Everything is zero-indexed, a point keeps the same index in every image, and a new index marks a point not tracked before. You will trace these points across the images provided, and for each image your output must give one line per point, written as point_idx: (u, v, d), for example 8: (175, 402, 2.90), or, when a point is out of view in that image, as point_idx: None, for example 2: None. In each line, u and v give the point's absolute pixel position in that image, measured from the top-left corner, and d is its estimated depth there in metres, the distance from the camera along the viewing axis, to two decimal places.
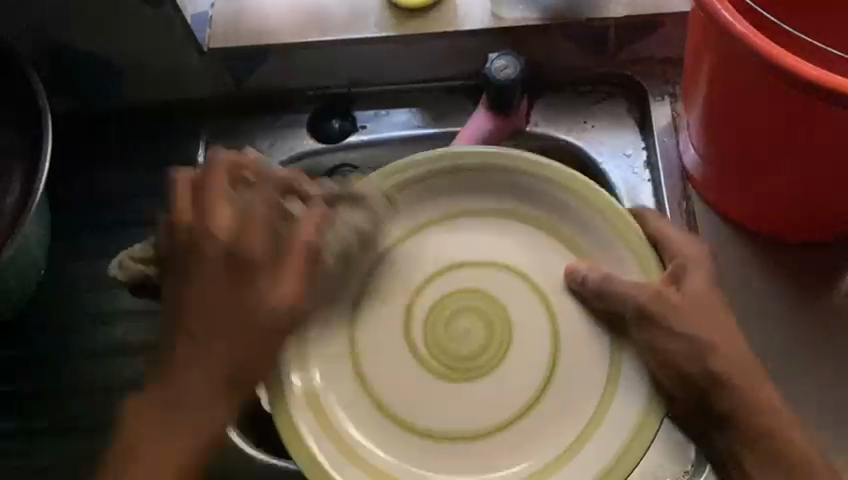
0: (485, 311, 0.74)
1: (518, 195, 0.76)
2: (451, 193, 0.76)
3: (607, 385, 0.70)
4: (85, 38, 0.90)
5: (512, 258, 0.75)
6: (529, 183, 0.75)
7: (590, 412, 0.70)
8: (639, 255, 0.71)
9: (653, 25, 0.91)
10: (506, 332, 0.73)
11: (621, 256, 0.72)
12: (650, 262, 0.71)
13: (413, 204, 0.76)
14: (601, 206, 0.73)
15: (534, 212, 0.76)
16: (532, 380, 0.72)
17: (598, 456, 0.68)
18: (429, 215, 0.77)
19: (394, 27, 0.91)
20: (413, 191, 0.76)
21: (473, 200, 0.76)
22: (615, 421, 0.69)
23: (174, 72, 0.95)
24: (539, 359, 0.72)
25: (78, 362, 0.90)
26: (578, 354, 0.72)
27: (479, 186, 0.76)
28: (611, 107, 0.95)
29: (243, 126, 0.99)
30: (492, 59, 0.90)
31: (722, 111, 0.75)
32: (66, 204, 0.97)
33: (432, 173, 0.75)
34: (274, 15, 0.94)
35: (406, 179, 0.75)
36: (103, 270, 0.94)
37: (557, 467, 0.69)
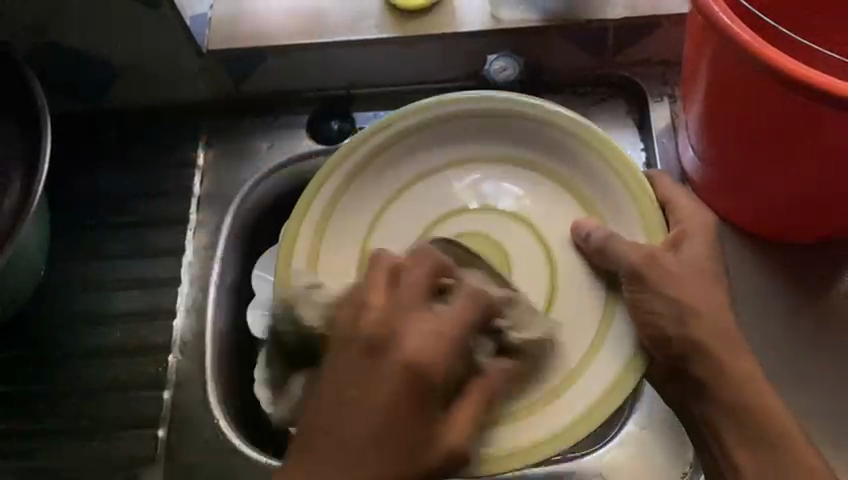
0: (488, 250, 0.79)
1: (528, 145, 0.81)
2: (452, 142, 0.82)
3: (599, 326, 0.74)
4: (84, 39, 0.90)
5: (525, 208, 0.80)
6: (559, 134, 0.79)
7: (585, 345, 0.74)
8: (646, 212, 0.75)
9: (651, 26, 0.90)
10: (507, 266, 0.78)
11: (625, 204, 0.76)
12: (656, 223, 0.74)
13: (403, 158, 0.82)
14: (620, 169, 0.77)
15: (559, 170, 0.80)
16: (530, 331, 0.74)
17: (585, 394, 0.71)
18: (417, 170, 0.82)
19: (394, 29, 0.91)
20: (419, 138, 0.81)
21: (481, 147, 0.82)
22: (599, 370, 0.72)
23: (174, 73, 0.95)
24: (537, 299, 0.76)
25: (77, 363, 0.90)
26: (580, 308, 0.75)
27: (489, 133, 0.82)
28: (610, 107, 0.95)
29: (243, 127, 0.99)
30: (490, 60, 0.94)
31: (720, 114, 0.75)
32: (65, 205, 0.97)
33: (440, 121, 0.81)
34: (274, 17, 0.94)
35: (409, 126, 0.81)
36: (102, 272, 0.94)
37: (552, 409, 0.71)
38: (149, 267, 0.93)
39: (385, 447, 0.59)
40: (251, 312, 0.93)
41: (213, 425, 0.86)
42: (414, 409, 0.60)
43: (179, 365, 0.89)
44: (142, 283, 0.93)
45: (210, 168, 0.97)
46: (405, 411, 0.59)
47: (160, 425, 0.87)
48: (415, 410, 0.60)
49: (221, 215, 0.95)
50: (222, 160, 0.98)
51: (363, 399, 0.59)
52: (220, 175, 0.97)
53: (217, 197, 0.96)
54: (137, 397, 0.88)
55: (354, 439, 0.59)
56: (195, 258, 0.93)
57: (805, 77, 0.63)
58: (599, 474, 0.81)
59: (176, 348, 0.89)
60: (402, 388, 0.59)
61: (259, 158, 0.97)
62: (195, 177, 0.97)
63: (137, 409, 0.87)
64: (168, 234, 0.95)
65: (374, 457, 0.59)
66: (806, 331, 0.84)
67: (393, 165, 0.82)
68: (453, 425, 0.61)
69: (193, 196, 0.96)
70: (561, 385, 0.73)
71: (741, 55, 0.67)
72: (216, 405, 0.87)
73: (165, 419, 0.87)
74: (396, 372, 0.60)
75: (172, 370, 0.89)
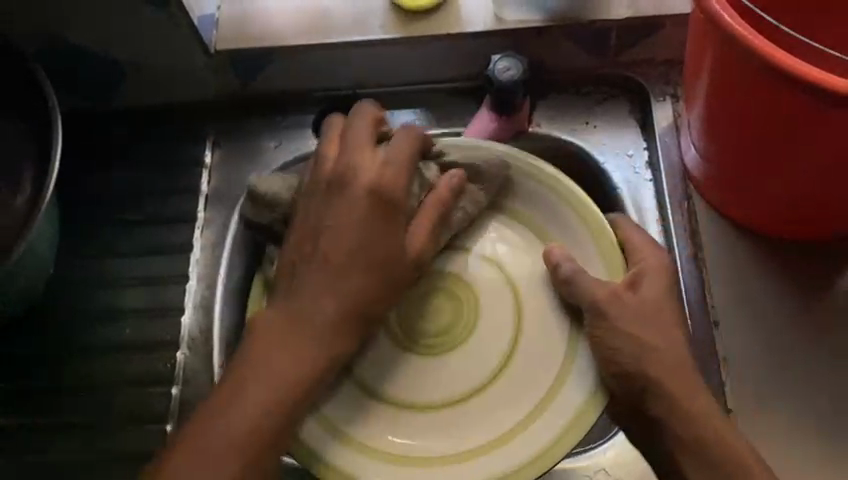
0: (455, 292, 0.78)
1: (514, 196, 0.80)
2: None
3: (560, 374, 0.74)
4: (92, 40, 0.91)
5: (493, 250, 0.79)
6: (523, 185, 0.79)
7: (538, 396, 0.74)
8: (607, 254, 0.76)
9: (652, 26, 0.91)
10: (474, 312, 0.78)
11: (590, 254, 0.76)
12: (617, 262, 0.75)
13: None
14: (583, 213, 0.77)
15: (535, 217, 0.80)
16: (489, 365, 0.76)
17: (546, 427, 0.72)
18: None
19: (399, 29, 0.92)
20: None
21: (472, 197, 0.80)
22: (560, 406, 0.73)
23: (180, 73, 0.96)
24: (502, 336, 0.77)
25: (84, 359, 0.91)
26: (541, 336, 0.76)
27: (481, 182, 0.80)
28: (611, 107, 0.96)
29: (249, 126, 1.00)
30: (495, 60, 0.90)
31: (724, 114, 0.76)
32: (72, 203, 0.99)
33: None
34: (280, 17, 0.95)
35: None
36: (110, 269, 0.95)
37: (505, 441, 0.73)
38: (156, 265, 0.94)
39: (374, 301, 0.70)
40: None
41: None
42: (383, 222, 0.71)
43: (186, 362, 0.90)
44: (150, 280, 0.94)
45: (218, 166, 0.99)
46: (373, 220, 0.71)
47: (167, 421, 0.87)
48: (386, 224, 0.71)
49: (228, 212, 0.96)
50: (230, 159, 0.99)
51: (346, 242, 0.70)
52: (228, 174, 0.98)
53: (225, 195, 0.97)
54: (144, 393, 0.89)
55: (336, 307, 0.69)
56: (203, 254, 0.95)
57: (803, 75, 0.64)
58: (601, 470, 0.82)
59: (183, 344, 0.91)
60: (365, 205, 0.71)
61: (266, 157, 0.98)
62: (202, 175, 0.98)
63: (144, 405, 0.88)
64: (174, 232, 0.96)
65: (364, 295, 0.70)
66: (808, 328, 0.85)
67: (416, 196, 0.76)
68: (417, 236, 0.72)
69: (200, 193, 0.97)
70: (514, 426, 0.73)
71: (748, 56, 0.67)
72: None
73: (172, 415, 0.88)
74: (358, 193, 0.71)
75: (179, 367, 0.90)
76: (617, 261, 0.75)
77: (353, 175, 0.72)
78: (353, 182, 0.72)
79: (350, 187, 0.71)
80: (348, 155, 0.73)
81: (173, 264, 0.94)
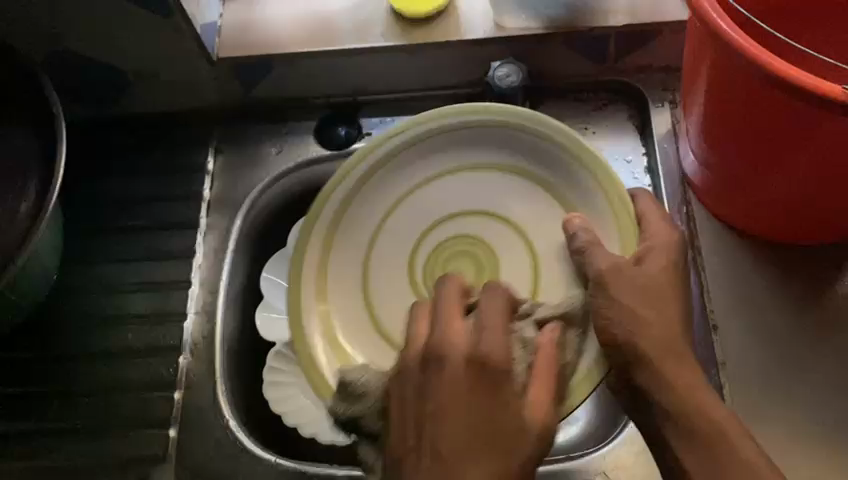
0: (476, 254, 0.81)
1: (524, 155, 0.83)
2: (434, 157, 0.84)
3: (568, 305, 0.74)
4: (96, 46, 0.92)
5: (506, 209, 0.82)
6: (544, 147, 0.81)
7: None
8: (620, 225, 0.76)
9: (652, 33, 0.92)
10: (494, 266, 0.80)
11: (607, 226, 0.76)
12: (631, 241, 0.74)
13: (403, 168, 0.85)
14: (605, 183, 0.78)
15: (550, 178, 0.82)
16: None
17: None
18: (406, 186, 0.84)
19: (400, 37, 0.93)
20: (409, 151, 0.84)
21: (471, 157, 0.84)
22: None
23: (184, 80, 0.97)
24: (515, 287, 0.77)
25: (88, 364, 0.91)
26: (549, 288, 0.76)
27: (479, 142, 0.84)
28: (611, 113, 0.98)
29: (252, 132, 1.01)
30: (494, 66, 0.93)
31: (722, 120, 0.77)
32: (77, 209, 1.00)
33: (420, 139, 0.84)
34: (282, 25, 0.96)
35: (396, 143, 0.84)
36: (113, 274, 0.95)
37: None
38: (159, 270, 0.95)
39: (479, 439, 0.63)
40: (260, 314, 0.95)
41: (223, 425, 0.88)
42: (492, 391, 0.64)
43: (189, 366, 0.91)
44: (153, 285, 0.95)
45: (220, 172, 1.00)
46: (470, 392, 0.63)
47: (170, 425, 0.88)
48: (495, 396, 0.64)
49: (231, 218, 0.97)
50: (232, 166, 1.00)
51: (458, 417, 0.63)
52: (230, 180, 0.99)
53: (227, 201, 0.98)
54: (147, 397, 0.90)
55: (443, 443, 0.63)
56: (205, 260, 0.95)
57: (792, 77, 0.65)
58: (601, 472, 0.82)
59: (186, 348, 0.91)
60: (464, 375, 0.64)
61: (267, 163, 0.99)
62: (205, 181, 0.99)
63: (147, 410, 0.89)
64: (177, 237, 0.97)
65: (475, 456, 0.62)
66: (806, 333, 0.85)
67: (399, 171, 0.84)
68: (535, 407, 0.64)
69: (203, 200, 0.98)
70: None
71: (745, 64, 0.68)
72: (226, 406, 0.89)
73: (175, 419, 0.88)
74: (459, 370, 0.64)
75: (182, 371, 0.90)
76: (631, 242, 0.74)
77: (452, 350, 0.65)
78: (444, 353, 0.65)
79: (446, 362, 0.65)
80: (474, 331, 0.66)
81: (176, 270, 0.95)
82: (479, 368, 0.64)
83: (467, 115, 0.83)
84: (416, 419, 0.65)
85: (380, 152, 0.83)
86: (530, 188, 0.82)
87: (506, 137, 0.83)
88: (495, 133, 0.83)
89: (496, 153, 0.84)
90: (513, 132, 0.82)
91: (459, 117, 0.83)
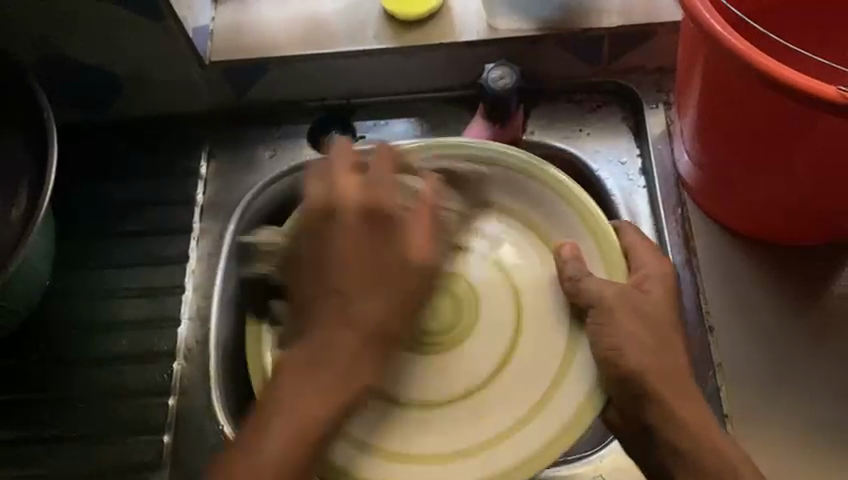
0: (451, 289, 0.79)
1: (504, 191, 0.82)
2: None
3: (565, 359, 0.75)
4: (88, 51, 0.91)
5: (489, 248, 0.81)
6: (521, 181, 0.81)
7: (538, 393, 0.75)
8: (607, 254, 0.76)
9: (644, 34, 0.92)
10: (474, 312, 0.78)
11: (592, 253, 0.77)
12: (617, 263, 0.76)
13: None
14: (573, 201, 0.79)
15: (530, 213, 0.81)
16: (491, 357, 0.77)
17: (541, 433, 0.73)
18: None
19: (393, 40, 0.93)
20: None
21: None
22: (559, 404, 0.73)
23: (175, 84, 0.96)
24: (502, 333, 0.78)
25: (81, 370, 0.91)
26: (545, 335, 0.77)
27: None
28: (606, 115, 0.97)
29: (245, 135, 1.01)
30: (489, 69, 0.91)
31: (716, 120, 0.77)
32: (69, 214, 0.99)
33: None
34: (274, 28, 0.95)
35: None
36: (106, 280, 0.95)
37: (519, 428, 0.73)
38: (152, 276, 0.95)
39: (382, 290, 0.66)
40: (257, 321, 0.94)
41: (218, 431, 0.87)
42: (370, 234, 0.67)
43: (183, 372, 0.90)
44: (147, 291, 0.94)
45: (213, 176, 0.99)
46: (366, 238, 0.66)
47: (164, 431, 0.88)
48: (379, 240, 0.67)
49: (224, 222, 0.97)
50: (225, 169, 0.99)
51: (331, 260, 0.66)
52: (223, 184, 0.99)
53: (221, 205, 0.98)
54: (141, 404, 0.89)
55: (363, 307, 0.65)
56: (199, 265, 0.95)
57: (783, 77, 0.64)
58: (598, 475, 0.82)
59: (180, 354, 0.91)
60: (360, 225, 0.67)
61: (261, 167, 0.99)
62: (198, 185, 0.99)
63: (141, 416, 0.88)
64: (171, 242, 0.96)
65: (376, 304, 0.65)
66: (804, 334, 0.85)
67: None
68: (352, 186, 0.68)
69: (196, 204, 0.98)
70: (526, 414, 0.74)
71: (738, 65, 0.68)
72: (220, 412, 0.88)
73: (169, 426, 0.88)
74: (354, 221, 0.67)
75: (176, 377, 0.90)
76: (616, 262, 0.76)
77: (344, 215, 0.67)
78: (340, 209, 0.67)
79: (339, 219, 0.67)
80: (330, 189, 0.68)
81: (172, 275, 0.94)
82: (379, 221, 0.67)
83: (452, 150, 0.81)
84: (314, 270, 0.67)
85: None
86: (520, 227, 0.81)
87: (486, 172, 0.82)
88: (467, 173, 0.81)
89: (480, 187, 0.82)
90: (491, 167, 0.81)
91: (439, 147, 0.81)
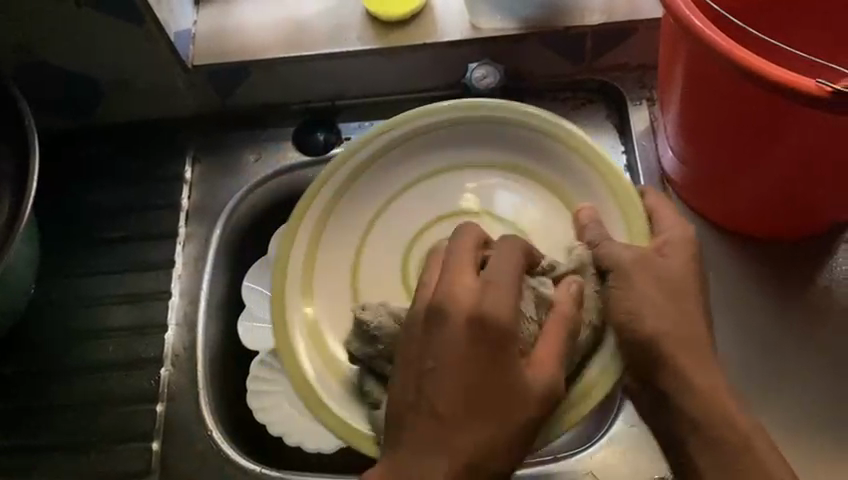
0: None
1: (516, 151, 0.83)
2: (419, 154, 0.84)
3: None
4: (67, 56, 0.90)
5: (511, 211, 0.81)
6: (530, 137, 0.82)
7: None
8: (630, 217, 0.76)
9: (627, 32, 0.92)
10: None
11: (613, 217, 0.77)
12: (640, 228, 0.75)
13: (388, 169, 0.83)
14: (595, 161, 0.79)
15: (545, 172, 0.82)
16: None
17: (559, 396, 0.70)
18: (398, 186, 0.83)
19: (376, 40, 0.93)
20: (393, 153, 0.83)
21: (456, 157, 0.84)
22: (581, 367, 0.70)
23: (159, 88, 0.96)
24: None
25: (68, 378, 0.90)
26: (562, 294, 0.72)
27: (462, 143, 0.84)
28: (588, 113, 0.97)
29: (229, 140, 1.00)
30: (471, 68, 0.95)
31: (699, 115, 0.77)
32: (53, 221, 0.98)
33: (400, 140, 0.83)
34: (258, 31, 0.95)
35: (378, 147, 0.83)
36: (91, 287, 0.94)
37: None
38: (138, 282, 0.94)
39: (480, 414, 0.61)
40: (246, 325, 0.94)
41: (207, 436, 0.87)
42: (491, 360, 0.61)
43: (171, 378, 0.89)
44: (133, 297, 0.93)
45: (198, 181, 0.99)
46: (485, 358, 0.61)
47: (152, 438, 0.87)
48: (494, 363, 0.61)
49: (210, 227, 0.96)
50: (210, 174, 0.99)
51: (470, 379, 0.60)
52: (209, 189, 0.98)
53: (206, 210, 0.97)
54: (128, 411, 0.88)
55: (447, 406, 0.61)
56: (185, 270, 0.94)
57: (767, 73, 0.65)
58: (588, 472, 0.82)
59: (167, 360, 0.90)
60: (469, 342, 0.61)
61: (247, 171, 0.98)
62: (183, 190, 0.98)
63: (129, 424, 0.88)
64: (156, 248, 0.96)
65: (471, 424, 0.61)
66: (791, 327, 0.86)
67: (387, 173, 0.83)
68: (462, 280, 0.63)
69: (181, 210, 0.97)
70: None
71: (721, 62, 0.68)
72: (209, 418, 0.87)
73: (158, 432, 0.87)
74: (457, 330, 0.61)
75: (164, 383, 0.89)
76: (637, 226, 0.75)
77: (449, 311, 0.62)
78: (448, 315, 0.62)
79: (448, 322, 0.62)
80: (444, 285, 0.63)
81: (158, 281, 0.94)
82: (489, 340, 0.61)
83: (415, 134, 0.83)
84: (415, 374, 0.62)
85: (363, 157, 0.82)
86: (533, 189, 0.82)
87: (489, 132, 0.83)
88: (439, 139, 0.84)
89: (483, 154, 0.84)
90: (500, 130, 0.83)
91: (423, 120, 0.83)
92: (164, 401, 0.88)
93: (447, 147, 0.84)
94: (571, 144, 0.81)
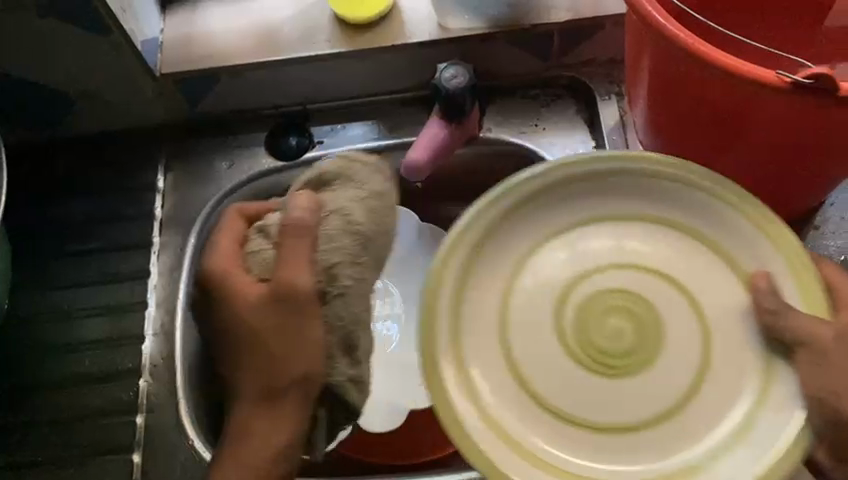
0: (630, 307, 0.68)
1: (664, 202, 0.70)
2: (545, 217, 0.71)
3: (763, 383, 0.65)
4: (31, 69, 0.89)
5: (653, 258, 0.70)
6: (670, 192, 0.70)
7: (737, 421, 0.65)
8: (807, 287, 0.64)
9: (595, 27, 0.93)
10: (654, 342, 0.67)
11: (788, 287, 0.65)
12: (819, 300, 0.64)
13: (537, 214, 0.71)
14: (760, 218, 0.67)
15: (703, 231, 0.70)
16: (682, 382, 0.66)
17: (747, 461, 0.63)
18: (527, 246, 0.71)
19: (346, 44, 0.93)
20: (523, 211, 0.70)
21: (598, 208, 0.71)
22: (760, 436, 0.63)
23: (126, 97, 0.95)
24: (689, 361, 0.67)
25: (43, 393, 0.89)
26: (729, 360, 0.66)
27: (590, 191, 0.71)
28: (558, 108, 0.98)
29: (200, 147, 1.00)
30: (441, 69, 0.91)
31: (664, 108, 0.78)
32: (21, 234, 0.97)
33: (545, 190, 0.70)
34: (225, 37, 0.95)
35: (511, 203, 0.69)
36: (64, 300, 0.93)
37: (720, 457, 0.64)
38: (112, 293, 0.93)
39: (255, 355, 0.67)
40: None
41: (189, 446, 0.87)
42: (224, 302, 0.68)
43: (150, 389, 0.89)
44: (107, 309, 0.93)
45: (171, 190, 0.99)
46: (228, 307, 0.67)
47: (133, 450, 0.87)
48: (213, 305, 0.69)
49: (184, 235, 0.96)
50: (183, 183, 0.99)
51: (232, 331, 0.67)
52: (182, 198, 0.98)
53: (180, 218, 0.97)
54: (107, 424, 0.88)
55: (238, 359, 0.68)
56: (160, 280, 0.94)
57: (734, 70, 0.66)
58: None
59: (146, 371, 0.90)
60: (206, 303, 0.69)
61: (220, 178, 0.98)
62: (156, 200, 0.98)
63: (108, 437, 0.87)
64: (130, 259, 0.95)
65: (255, 363, 0.67)
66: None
67: (535, 223, 0.71)
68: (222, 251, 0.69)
69: (155, 219, 0.97)
70: (717, 446, 0.65)
71: (683, 57, 0.69)
72: (190, 427, 0.87)
73: (138, 444, 0.87)
74: (225, 304, 0.67)
75: (143, 394, 0.89)
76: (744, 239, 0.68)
77: (204, 282, 0.69)
78: (204, 289, 0.69)
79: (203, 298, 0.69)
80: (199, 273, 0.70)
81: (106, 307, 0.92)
82: (207, 291, 0.69)
83: (512, 199, 0.69)
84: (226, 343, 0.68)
85: (488, 227, 0.69)
86: (678, 237, 0.70)
87: (582, 190, 0.71)
88: (535, 203, 0.70)
89: (639, 207, 0.71)
90: (594, 187, 0.71)
91: (514, 183, 0.69)
92: (147, 417, 0.88)
93: (559, 221, 0.71)
94: (654, 164, 0.69)
